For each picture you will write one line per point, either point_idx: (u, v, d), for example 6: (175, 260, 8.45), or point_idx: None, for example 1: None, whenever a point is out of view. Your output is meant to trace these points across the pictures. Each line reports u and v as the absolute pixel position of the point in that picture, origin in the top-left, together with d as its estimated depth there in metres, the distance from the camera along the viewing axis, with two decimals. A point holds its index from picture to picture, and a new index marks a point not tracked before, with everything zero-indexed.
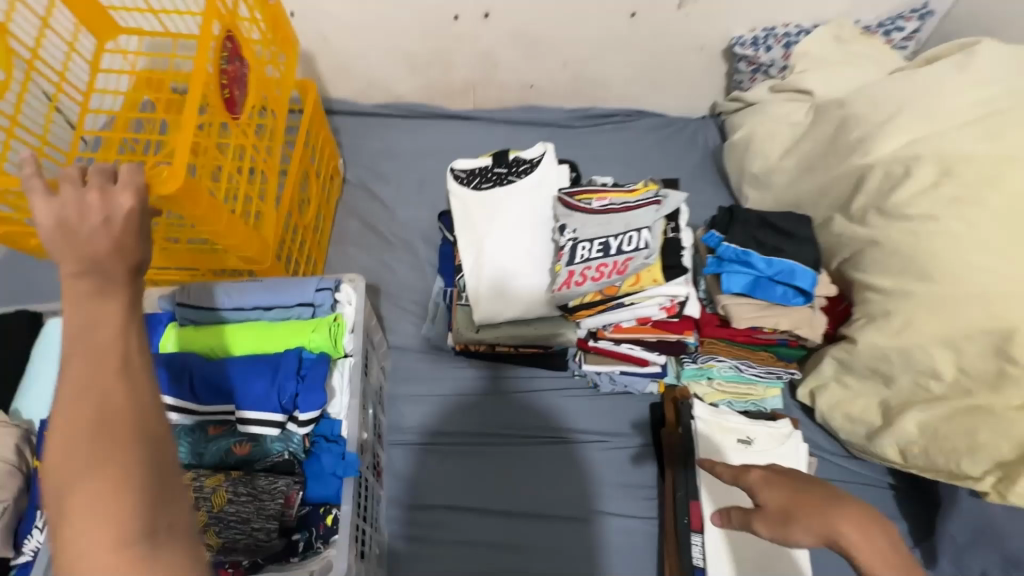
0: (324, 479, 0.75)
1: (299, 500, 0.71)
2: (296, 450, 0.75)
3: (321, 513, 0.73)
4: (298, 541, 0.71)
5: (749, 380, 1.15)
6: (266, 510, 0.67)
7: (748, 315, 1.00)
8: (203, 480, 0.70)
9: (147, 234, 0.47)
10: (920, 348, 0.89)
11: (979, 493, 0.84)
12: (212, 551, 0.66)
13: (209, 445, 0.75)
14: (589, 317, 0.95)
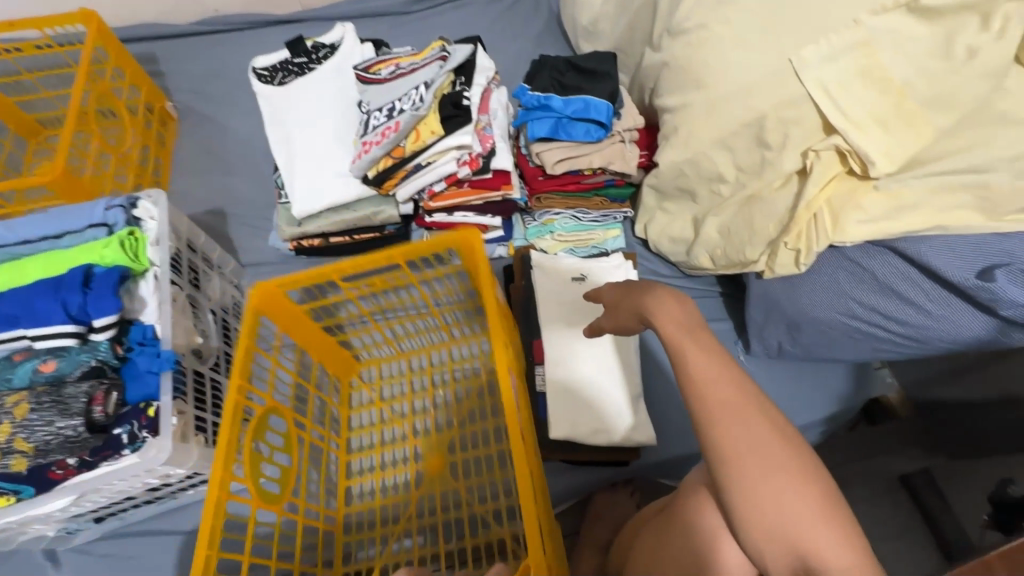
0: (143, 378, 0.78)
1: (110, 399, 0.77)
2: (105, 358, 0.79)
3: (141, 407, 0.76)
4: (122, 435, 0.75)
5: (588, 227, 1.21)
6: (69, 409, 0.74)
7: (558, 159, 1.05)
8: (7, 399, 0.76)
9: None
10: (704, 156, 0.96)
11: (760, 274, 0.94)
12: (30, 455, 0.74)
13: (15, 370, 0.78)
14: (399, 187, 0.97)
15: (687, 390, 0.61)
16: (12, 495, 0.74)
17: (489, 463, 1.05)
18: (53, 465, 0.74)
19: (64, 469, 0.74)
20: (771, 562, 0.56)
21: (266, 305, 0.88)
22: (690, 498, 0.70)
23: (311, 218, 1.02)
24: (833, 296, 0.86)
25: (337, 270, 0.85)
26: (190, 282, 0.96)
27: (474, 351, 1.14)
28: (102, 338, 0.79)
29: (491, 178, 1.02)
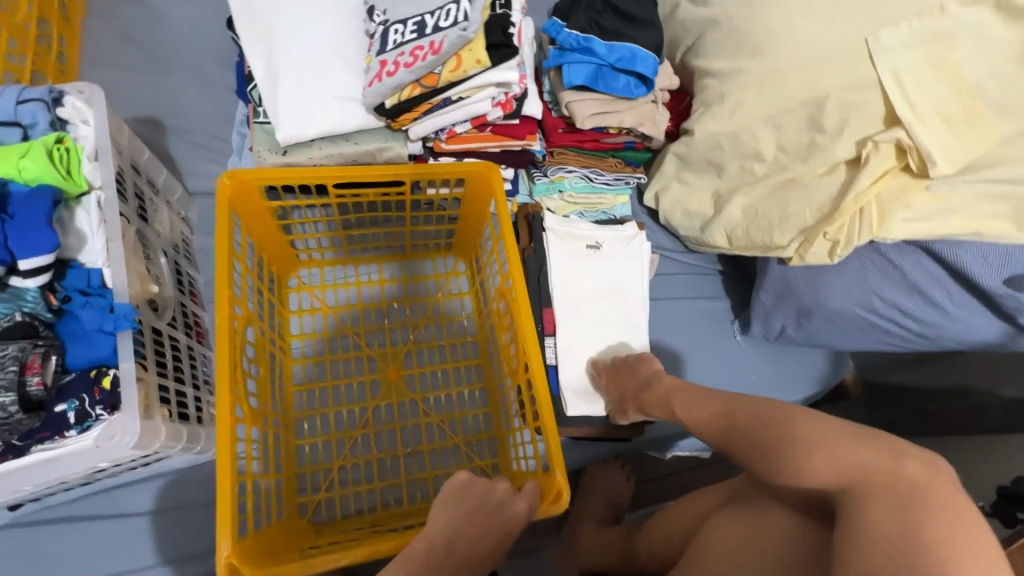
0: (91, 337, 0.62)
1: (48, 365, 0.59)
2: (35, 311, 0.61)
3: (91, 377, 0.60)
4: (68, 414, 0.59)
5: (599, 189, 1.12)
6: None
7: (591, 112, 0.94)
8: None
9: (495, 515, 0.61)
10: (746, 131, 0.91)
11: (785, 260, 0.93)
12: None
13: None
14: (417, 123, 0.82)
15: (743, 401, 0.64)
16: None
17: (452, 379, 0.97)
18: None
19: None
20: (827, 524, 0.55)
21: (240, 197, 0.72)
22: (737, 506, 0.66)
23: (298, 148, 0.83)
24: (856, 288, 0.87)
25: (333, 173, 0.74)
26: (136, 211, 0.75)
27: (431, 257, 1.04)
28: (30, 285, 0.60)
29: (517, 125, 0.90)
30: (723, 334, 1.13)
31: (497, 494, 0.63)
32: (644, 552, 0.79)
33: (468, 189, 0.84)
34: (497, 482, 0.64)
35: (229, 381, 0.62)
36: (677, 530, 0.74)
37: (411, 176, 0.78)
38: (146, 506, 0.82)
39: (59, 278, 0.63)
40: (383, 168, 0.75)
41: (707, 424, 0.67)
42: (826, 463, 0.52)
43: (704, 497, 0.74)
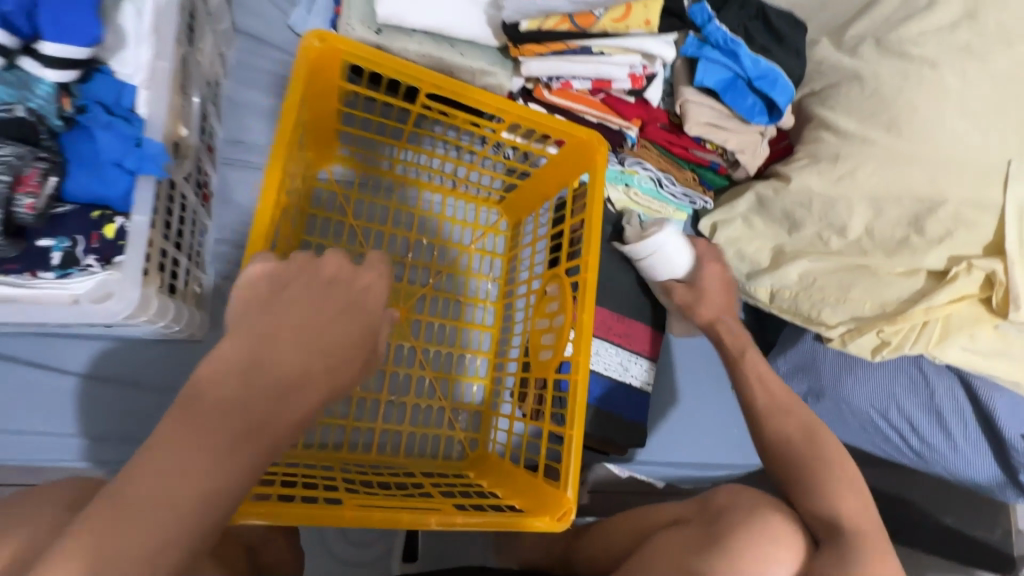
0: (102, 169, 0.49)
1: (46, 183, 0.46)
2: (42, 111, 0.46)
3: (93, 218, 0.49)
4: (52, 253, 0.47)
5: (665, 198, 1.04)
6: None
7: (704, 121, 0.86)
8: None
9: (332, 288, 0.50)
10: (844, 202, 0.87)
11: (823, 339, 0.91)
12: None
13: None
14: (536, 59, 0.71)
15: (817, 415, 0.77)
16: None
17: (459, 338, 0.91)
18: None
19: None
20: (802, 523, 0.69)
21: (321, 66, 0.59)
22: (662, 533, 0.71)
23: (397, 32, 0.70)
24: (877, 392, 0.88)
25: (433, 82, 0.63)
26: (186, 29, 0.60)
27: (474, 204, 0.95)
28: (49, 77, 0.45)
29: (630, 104, 0.81)
30: (722, 381, 1.12)
31: (329, 271, 0.51)
32: (583, 555, 0.82)
33: (560, 155, 0.75)
34: (324, 258, 0.52)
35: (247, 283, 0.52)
36: (621, 534, 0.80)
37: (515, 117, 0.68)
38: (84, 369, 0.70)
39: (84, 81, 0.48)
40: (492, 98, 0.65)
41: (780, 396, 0.79)
42: (855, 505, 0.68)
43: (653, 513, 0.78)
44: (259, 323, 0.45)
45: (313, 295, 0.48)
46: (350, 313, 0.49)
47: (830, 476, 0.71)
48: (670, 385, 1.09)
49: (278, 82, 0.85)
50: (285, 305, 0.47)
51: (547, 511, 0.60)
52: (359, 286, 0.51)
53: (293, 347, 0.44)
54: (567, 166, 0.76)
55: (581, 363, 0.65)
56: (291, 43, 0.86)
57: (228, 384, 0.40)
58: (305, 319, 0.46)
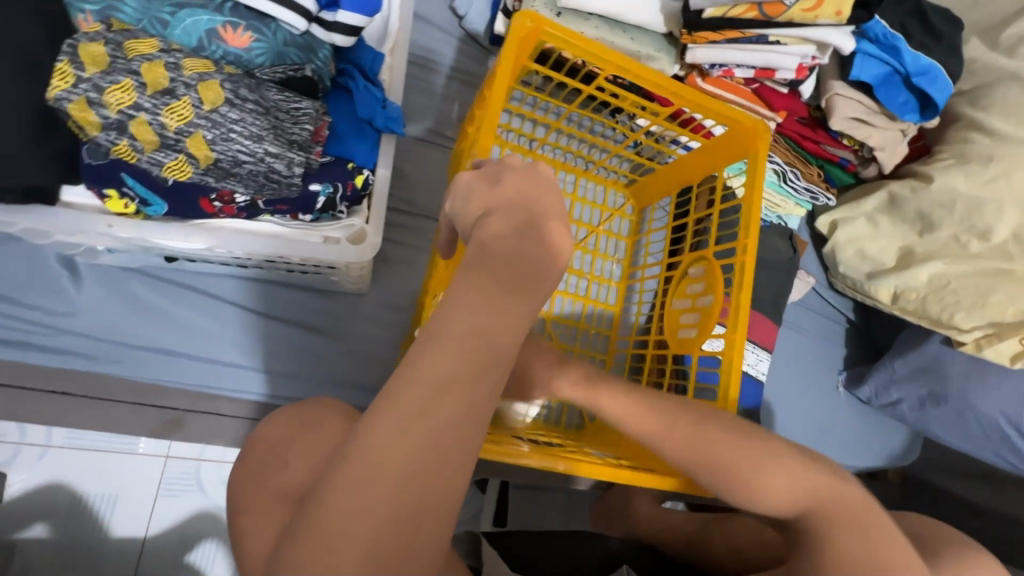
0: (360, 128, 0.71)
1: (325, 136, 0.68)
2: (320, 73, 0.67)
3: (349, 170, 0.69)
4: (319, 197, 0.67)
5: (785, 193, 1.04)
6: (291, 137, 0.63)
7: (850, 115, 0.88)
8: (179, 68, 0.58)
9: (507, 261, 0.41)
10: (993, 204, 0.87)
11: (954, 342, 0.91)
12: (206, 171, 0.61)
13: (178, 16, 0.60)
14: (706, 47, 0.74)
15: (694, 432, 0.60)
16: (134, 202, 0.61)
17: (585, 315, 0.95)
18: (210, 194, 0.62)
19: (221, 206, 0.63)
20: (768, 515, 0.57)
21: (523, 48, 0.63)
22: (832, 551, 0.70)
23: (575, 15, 0.74)
24: (1012, 401, 0.88)
25: (618, 65, 0.64)
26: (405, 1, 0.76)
27: (605, 188, 0.98)
28: (338, 43, 0.68)
29: (782, 95, 0.82)
30: (827, 379, 1.12)
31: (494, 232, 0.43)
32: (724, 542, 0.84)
33: (717, 141, 0.77)
34: (496, 223, 0.43)
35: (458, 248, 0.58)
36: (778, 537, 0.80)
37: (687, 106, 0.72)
38: (263, 308, 0.78)
39: (349, 52, 0.72)
40: (670, 83, 0.67)
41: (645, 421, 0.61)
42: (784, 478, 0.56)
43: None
44: (414, 403, 0.35)
45: (478, 330, 0.38)
46: (514, 295, 0.40)
47: (782, 474, 0.56)
48: (778, 380, 1.08)
49: (436, 60, 0.91)
50: (435, 367, 0.36)
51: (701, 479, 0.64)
52: (541, 243, 0.43)
53: (509, 286, 0.40)
54: (719, 154, 0.79)
55: (737, 330, 0.68)
56: (452, 26, 0.92)
57: (408, 439, 0.34)
58: (459, 351, 0.37)
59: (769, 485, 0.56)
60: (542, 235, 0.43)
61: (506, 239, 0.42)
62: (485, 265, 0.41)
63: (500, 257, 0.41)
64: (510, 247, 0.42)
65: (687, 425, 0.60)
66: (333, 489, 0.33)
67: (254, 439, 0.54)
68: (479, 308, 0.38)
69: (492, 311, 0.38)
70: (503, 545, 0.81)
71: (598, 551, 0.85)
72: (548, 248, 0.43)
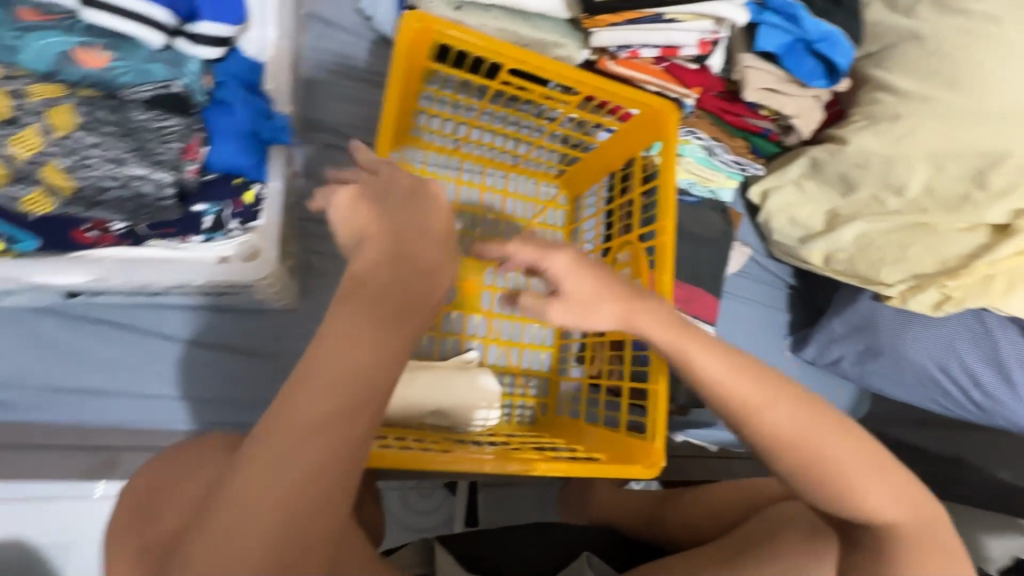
0: (240, 140, 0.67)
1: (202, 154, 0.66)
2: (191, 87, 0.65)
3: (234, 186, 0.67)
4: (206, 217, 0.66)
5: (715, 166, 1.08)
6: (157, 155, 0.62)
7: (763, 86, 0.89)
8: (26, 95, 0.57)
9: (380, 294, 0.43)
10: (905, 161, 0.89)
11: (881, 297, 0.94)
12: (70, 201, 0.60)
13: (24, 39, 0.59)
14: (609, 30, 0.74)
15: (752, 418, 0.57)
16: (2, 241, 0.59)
17: None
18: (82, 224, 0.61)
19: (98, 234, 0.62)
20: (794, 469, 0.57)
21: (414, 48, 0.63)
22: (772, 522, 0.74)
23: (474, 8, 0.73)
24: (937, 346, 0.91)
25: (516, 57, 0.66)
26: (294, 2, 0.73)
27: (537, 179, 0.98)
28: (206, 55, 0.66)
29: (693, 72, 0.83)
30: (774, 345, 1.15)
31: (375, 258, 0.45)
32: (677, 519, 0.87)
33: (631, 124, 0.78)
34: (366, 250, 0.46)
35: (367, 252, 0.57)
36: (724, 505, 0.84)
37: (591, 91, 0.72)
38: (190, 335, 0.76)
39: None
40: (570, 71, 0.69)
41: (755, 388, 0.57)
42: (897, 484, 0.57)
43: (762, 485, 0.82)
44: (288, 439, 0.38)
45: (350, 365, 0.41)
46: (390, 329, 0.43)
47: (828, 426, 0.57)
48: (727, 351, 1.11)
49: (348, 65, 0.89)
50: (308, 403, 0.39)
51: (637, 459, 0.65)
52: (416, 270, 0.45)
53: (385, 322, 0.42)
54: (635, 136, 0.80)
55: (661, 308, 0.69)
56: (361, 28, 0.90)
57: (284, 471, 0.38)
58: (329, 386, 0.40)
59: (828, 453, 0.56)
60: (422, 265, 0.46)
61: (379, 267, 0.45)
62: (363, 297, 0.43)
63: (373, 290, 0.44)
64: (386, 277, 0.44)
65: (735, 365, 0.58)
66: (214, 527, 0.37)
67: (139, 479, 0.56)
68: (356, 346, 0.41)
69: (363, 347, 0.41)
70: (462, 546, 0.81)
71: (558, 540, 0.86)
72: (424, 275, 0.46)
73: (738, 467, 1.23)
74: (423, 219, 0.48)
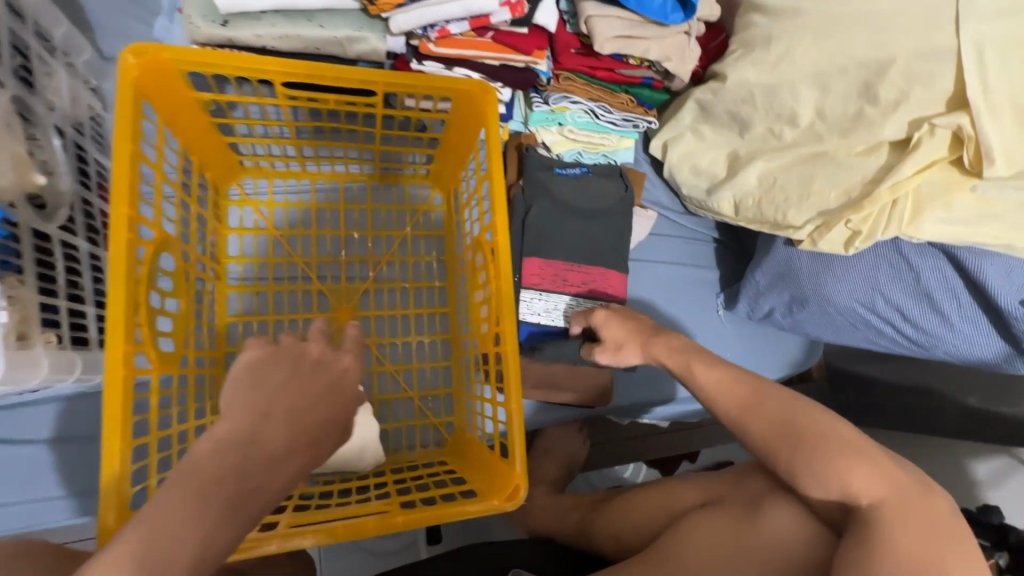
0: None
1: None
2: None
3: None
4: None
5: (604, 129, 0.98)
6: None
7: (613, 34, 0.79)
8: None
9: (230, 474, 0.41)
10: (788, 86, 0.78)
11: (794, 242, 0.85)
12: None
13: None
14: (400, 12, 0.65)
15: (778, 445, 0.61)
16: None
17: (413, 326, 0.88)
18: None
19: None
20: (855, 487, 0.57)
21: (151, 84, 0.55)
22: (683, 538, 0.67)
23: (244, 19, 0.64)
24: (861, 285, 0.81)
25: (280, 70, 0.58)
26: (43, 49, 0.63)
27: (403, 184, 0.90)
28: None
29: (525, 36, 0.74)
30: (706, 306, 1.07)
31: (245, 426, 0.44)
32: (604, 531, 0.80)
33: (455, 113, 0.70)
34: (226, 417, 0.44)
35: (128, 326, 0.50)
36: (644, 511, 0.77)
37: (385, 86, 0.63)
38: (44, 434, 0.72)
39: None
40: (347, 72, 0.60)
41: (732, 398, 0.65)
42: (870, 473, 0.57)
43: (680, 492, 0.75)
44: None
45: (161, 549, 0.36)
46: (237, 513, 0.40)
47: (875, 465, 0.58)
48: (654, 322, 1.03)
49: None
50: None
51: (499, 491, 0.59)
52: (277, 450, 0.44)
53: (224, 511, 0.39)
54: (468, 127, 0.72)
55: (505, 317, 0.62)
56: None
57: None
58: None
59: (849, 476, 0.57)
60: (291, 448, 0.45)
61: (227, 442, 0.42)
62: (191, 483, 0.40)
63: (215, 472, 0.40)
64: (223, 467, 0.41)
65: (773, 404, 0.63)
66: None
67: None
68: (171, 531, 0.37)
69: (184, 537, 0.37)
70: None
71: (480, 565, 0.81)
72: (276, 465, 0.44)
73: (696, 438, 1.16)
74: (303, 391, 0.48)
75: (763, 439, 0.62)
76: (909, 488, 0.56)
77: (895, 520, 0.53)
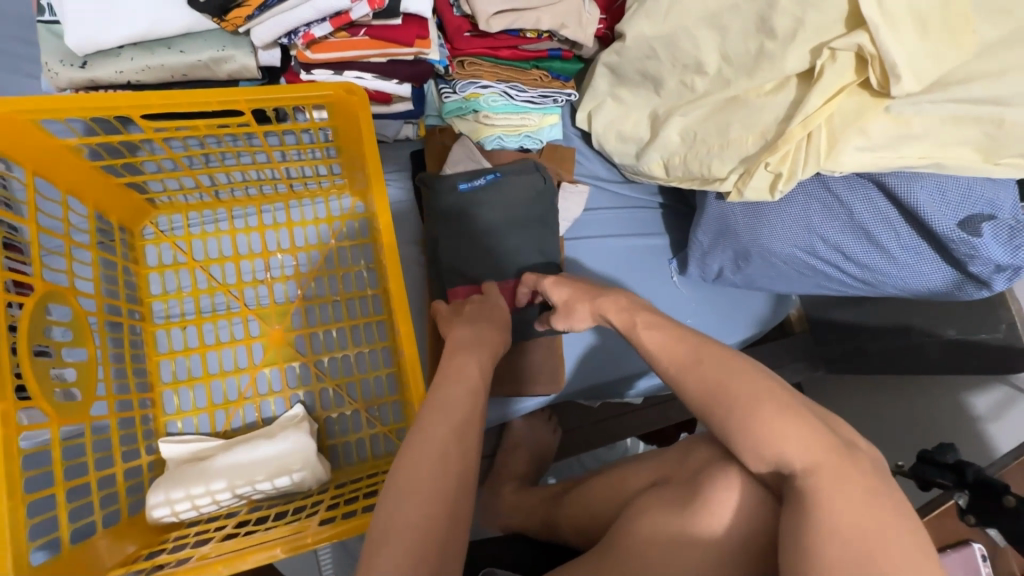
0: None
1: None
2: None
3: None
4: None
5: (523, 109, 0.94)
6: None
7: (495, 9, 0.76)
8: None
9: None
10: (686, 33, 0.74)
11: (723, 195, 0.81)
12: None
13: None
14: (256, 24, 0.63)
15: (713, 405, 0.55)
16: None
17: (351, 338, 0.87)
18: None
19: None
20: (788, 450, 0.50)
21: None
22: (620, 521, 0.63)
23: (104, 56, 0.64)
24: (797, 230, 0.78)
25: (132, 104, 0.58)
26: None
27: (322, 197, 0.89)
28: None
29: (400, 27, 0.71)
30: (659, 273, 1.03)
31: None
32: (566, 523, 0.78)
33: (336, 121, 0.69)
34: None
35: (10, 385, 0.54)
36: (598, 496, 0.74)
37: (248, 103, 0.62)
38: None
39: None
40: (199, 95, 0.59)
41: (672, 355, 0.60)
42: (805, 434, 0.50)
43: (632, 476, 0.71)
44: None
45: None
46: None
47: (816, 428, 0.51)
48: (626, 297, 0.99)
49: None
50: None
51: None
52: None
53: None
54: (353, 132, 0.71)
55: None
56: None
57: None
58: None
59: (781, 433, 0.51)
60: None
61: None
62: None
63: None
64: None
65: (711, 355, 0.57)
66: None
67: None
68: None
69: None
70: None
71: None
72: None
73: (674, 411, 1.12)
74: None
75: (694, 401, 0.57)
76: (844, 447, 0.50)
77: (827, 486, 0.47)
